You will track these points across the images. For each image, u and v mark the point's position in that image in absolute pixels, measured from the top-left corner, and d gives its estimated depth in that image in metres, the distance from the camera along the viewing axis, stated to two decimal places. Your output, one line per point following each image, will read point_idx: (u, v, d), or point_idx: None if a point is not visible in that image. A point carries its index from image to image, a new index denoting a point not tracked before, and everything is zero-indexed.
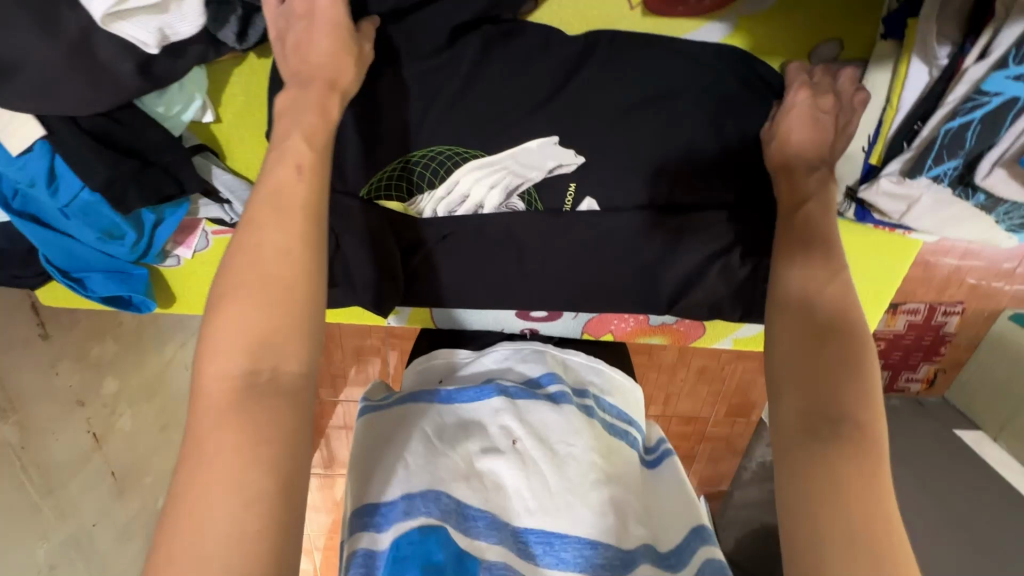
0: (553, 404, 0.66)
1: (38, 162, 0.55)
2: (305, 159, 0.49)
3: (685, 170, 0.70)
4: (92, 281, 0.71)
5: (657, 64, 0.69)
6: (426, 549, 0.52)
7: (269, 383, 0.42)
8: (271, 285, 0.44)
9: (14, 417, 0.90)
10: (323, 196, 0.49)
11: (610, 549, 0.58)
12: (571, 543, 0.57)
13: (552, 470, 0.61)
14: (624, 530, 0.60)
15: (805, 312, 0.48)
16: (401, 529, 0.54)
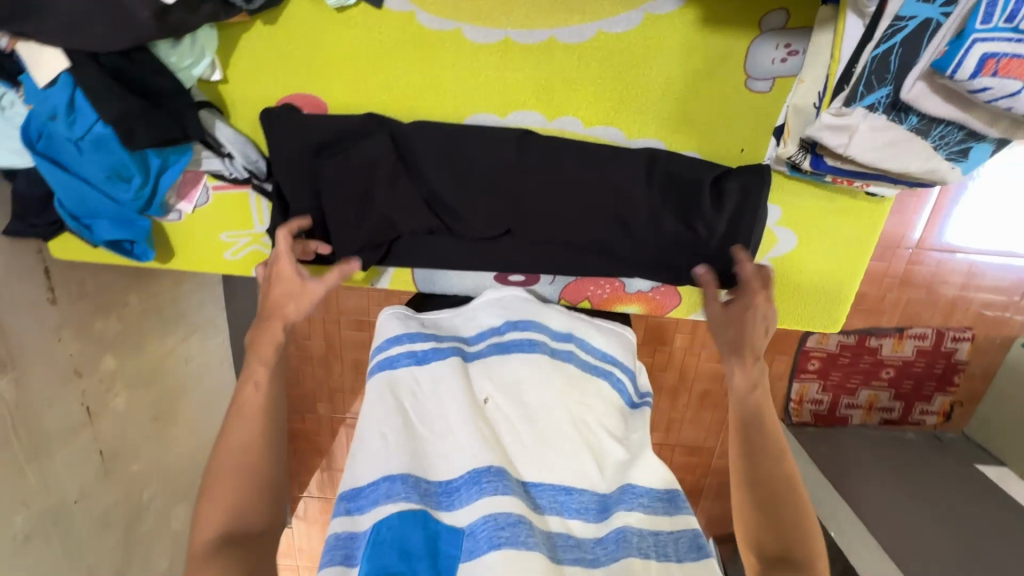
0: (524, 357, 0.77)
1: (61, 94, 0.62)
2: (261, 376, 0.70)
3: (651, 133, 0.76)
4: (99, 227, 0.77)
5: (618, 37, 0.71)
6: (403, 533, 0.65)
7: (242, 533, 0.63)
8: (240, 469, 0.65)
9: (11, 372, 0.94)
10: (276, 397, 0.71)
11: (585, 495, 0.73)
12: (547, 490, 0.72)
13: (524, 426, 0.74)
14: (597, 472, 0.74)
15: (765, 478, 0.73)
16: (381, 513, 0.66)
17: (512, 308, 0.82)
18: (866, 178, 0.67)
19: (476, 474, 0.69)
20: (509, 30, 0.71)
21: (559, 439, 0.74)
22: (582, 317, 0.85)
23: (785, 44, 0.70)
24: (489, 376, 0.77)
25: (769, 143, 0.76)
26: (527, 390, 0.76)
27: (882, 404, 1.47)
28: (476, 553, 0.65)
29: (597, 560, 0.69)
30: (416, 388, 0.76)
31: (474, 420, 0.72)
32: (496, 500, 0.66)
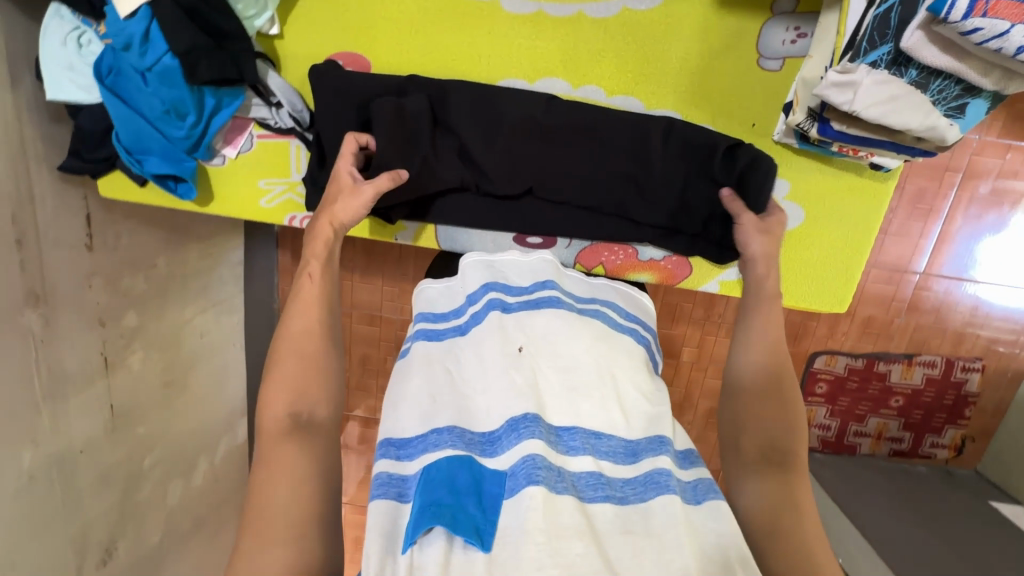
0: (552, 311, 0.77)
1: (138, 24, 0.70)
2: (314, 271, 0.77)
3: (666, 105, 0.82)
4: (149, 161, 0.82)
5: (641, 13, 0.78)
6: (452, 473, 0.63)
7: (308, 420, 0.70)
8: (299, 357, 0.73)
9: (43, 307, 0.97)
10: (331, 291, 0.78)
11: (614, 440, 0.69)
12: (580, 433, 0.68)
13: (555, 375, 0.72)
14: (623, 419, 0.71)
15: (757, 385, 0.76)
16: (429, 460, 0.65)
17: (539, 271, 0.83)
18: (872, 146, 0.70)
19: (514, 420, 0.66)
20: (542, 3, 0.78)
21: (588, 387, 0.71)
22: (610, 282, 0.87)
23: (795, 26, 0.76)
24: (517, 326, 0.76)
25: (778, 118, 0.81)
26: (558, 343, 0.74)
27: (890, 433, 1.78)
28: (518, 489, 0.60)
29: (630, 499, 0.65)
30: (456, 351, 0.77)
31: (510, 372, 0.70)
32: (526, 441, 0.63)
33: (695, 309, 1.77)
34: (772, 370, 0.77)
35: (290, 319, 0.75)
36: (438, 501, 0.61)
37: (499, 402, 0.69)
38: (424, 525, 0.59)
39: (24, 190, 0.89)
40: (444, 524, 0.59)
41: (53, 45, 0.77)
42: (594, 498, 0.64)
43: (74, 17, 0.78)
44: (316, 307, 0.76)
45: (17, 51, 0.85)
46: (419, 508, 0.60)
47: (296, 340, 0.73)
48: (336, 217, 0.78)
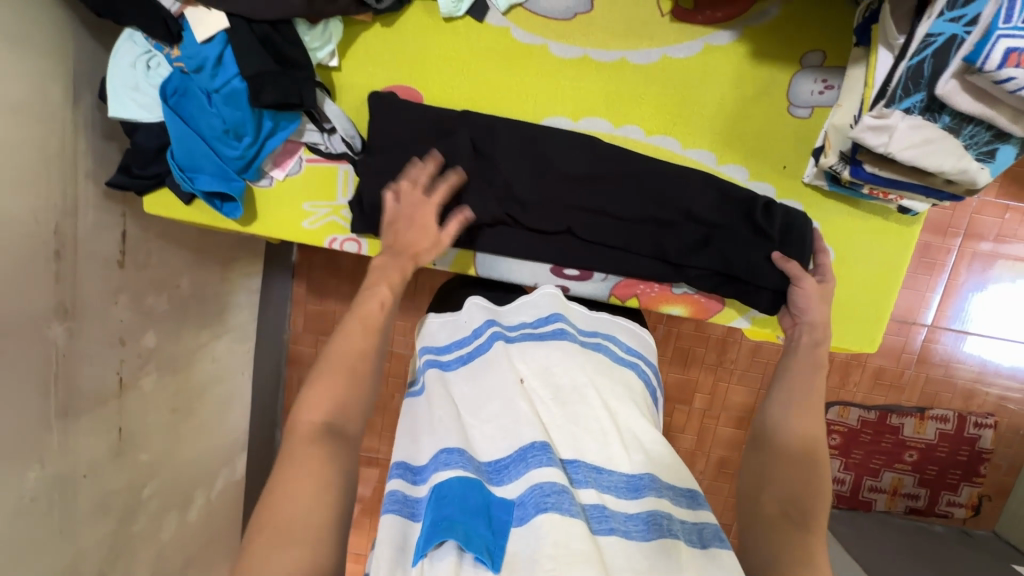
0: (552, 344, 0.77)
1: (214, 48, 0.75)
2: (385, 297, 0.77)
3: (703, 149, 0.86)
4: (200, 179, 0.85)
5: (680, 62, 0.84)
6: (461, 493, 0.62)
7: (343, 438, 0.67)
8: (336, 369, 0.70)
9: (69, 321, 0.96)
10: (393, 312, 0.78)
11: (615, 475, 0.67)
12: (583, 466, 0.67)
13: (557, 407, 0.71)
14: (624, 454, 0.68)
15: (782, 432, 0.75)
16: (440, 478, 0.64)
17: (543, 306, 0.85)
18: (901, 188, 0.74)
19: (522, 450, 0.65)
20: (588, 48, 0.84)
21: (592, 419, 0.70)
22: (610, 318, 0.90)
23: (822, 79, 0.82)
24: (520, 357, 0.77)
25: (807, 162, 0.85)
26: (559, 375, 0.74)
27: (905, 489, 1.77)
28: (527, 517, 0.60)
29: (636, 534, 0.62)
30: (467, 377, 0.77)
31: (516, 401, 0.70)
32: (533, 470, 0.63)
33: (707, 354, 1.78)
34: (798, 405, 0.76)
35: (344, 336, 0.73)
36: (449, 516, 0.59)
37: (507, 429, 0.69)
38: (435, 538, 0.58)
39: (69, 202, 0.91)
40: (456, 538, 0.57)
41: (123, 66, 0.81)
42: (597, 529, 0.61)
43: (145, 41, 0.81)
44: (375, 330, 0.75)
45: (83, 71, 0.89)
46: (429, 524, 0.59)
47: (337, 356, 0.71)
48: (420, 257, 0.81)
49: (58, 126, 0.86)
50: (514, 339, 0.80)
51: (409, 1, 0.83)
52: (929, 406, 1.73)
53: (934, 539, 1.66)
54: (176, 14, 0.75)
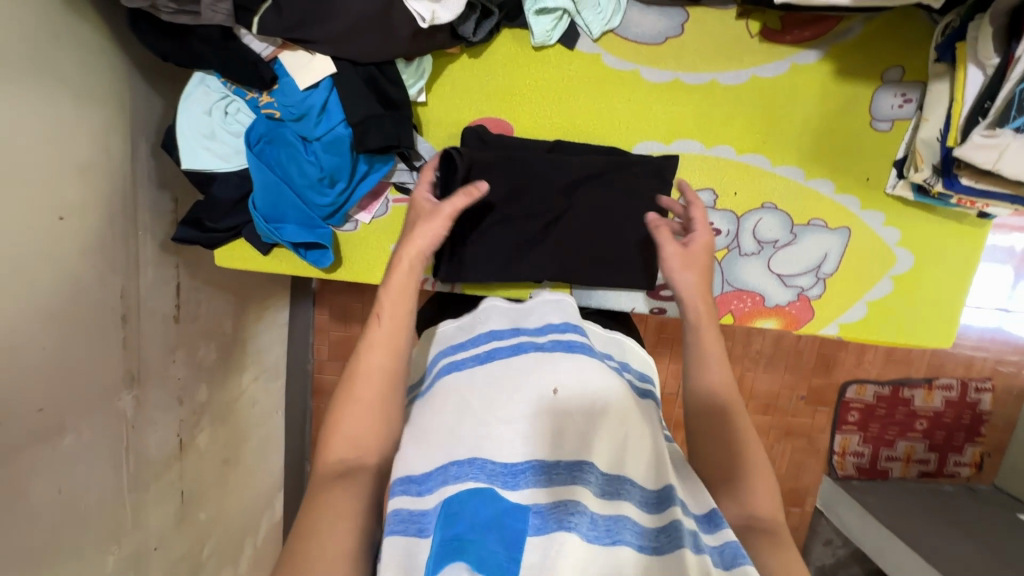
0: (580, 356, 0.65)
1: (320, 95, 0.71)
2: (381, 308, 0.70)
3: (790, 163, 0.88)
4: (287, 229, 0.80)
5: (766, 81, 0.85)
6: (474, 507, 0.53)
7: None
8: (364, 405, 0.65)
9: (135, 389, 0.89)
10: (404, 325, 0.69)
11: (642, 490, 0.59)
12: (610, 478, 0.58)
13: (593, 416, 0.60)
14: (643, 470, 0.60)
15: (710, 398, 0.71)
16: (447, 493, 0.55)
17: (569, 312, 0.72)
18: (991, 198, 0.78)
19: (544, 464, 0.57)
20: (678, 72, 0.84)
21: (626, 439, 0.60)
22: (620, 339, 0.78)
23: (902, 93, 0.85)
24: (549, 361, 0.63)
25: (889, 173, 0.88)
26: (593, 389, 0.61)
27: (918, 455, 1.88)
28: (546, 529, 0.52)
29: (664, 548, 0.54)
30: (480, 377, 0.64)
31: (542, 416, 0.59)
32: (558, 486, 0.55)
33: (734, 346, 1.81)
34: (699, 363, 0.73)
35: (367, 353, 0.67)
36: (459, 535, 0.51)
37: (529, 436, 0.58)
38: (443, 561, 0.50)
39: (131, 262, 0.83)
40: (466, 561, 0.49)
41: (197, 114, 0.75)
42: (599, 541, 0.53)
43: (221, 86, 0.75)
44: (391, 354, 0.68)
45: (140, 119, 0.81)
46: (437, 543, 0.51)
47: (370, 381, 0.66)
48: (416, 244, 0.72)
49: (119, 182, 0.78)
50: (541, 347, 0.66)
51: (497, 31, 0.80)
52: (933, 375, 1.84)
53: (951, 501, 1.77)
54: (268, 58, 0.69)
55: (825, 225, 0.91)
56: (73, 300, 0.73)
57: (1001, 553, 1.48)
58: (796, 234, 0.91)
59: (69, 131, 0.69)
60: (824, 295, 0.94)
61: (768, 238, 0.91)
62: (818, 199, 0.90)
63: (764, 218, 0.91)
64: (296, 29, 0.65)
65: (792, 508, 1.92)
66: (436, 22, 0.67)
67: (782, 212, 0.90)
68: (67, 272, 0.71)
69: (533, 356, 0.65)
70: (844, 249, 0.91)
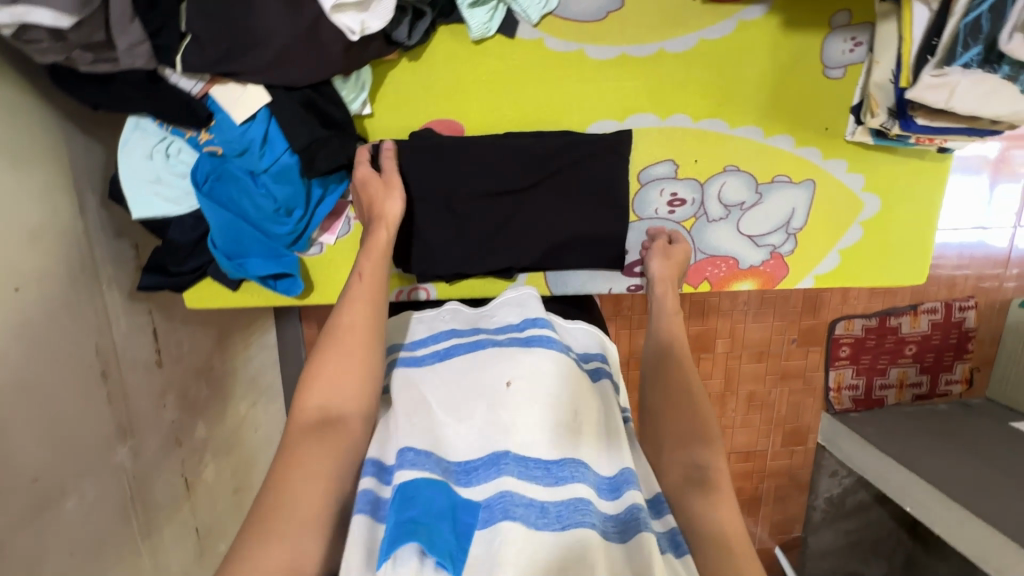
0: (541, 350, 0.66)
1: (259, 126, 0.69)
2: (365, 269, 0.71)
3: (748, 123, 0.87)
4: (252, 263, 0.78)
5: (714, 43, 0.83)
6: (429, 496, 0.54)
7: None
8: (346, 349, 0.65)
9: (130, 441, 0.89)
10: (382, 290, 0.70)
11: (600, 475, 0.60)
12: (567, 465, 0.58)
13: (545, 407, 0.61)
14: (597, 453, 0.62)
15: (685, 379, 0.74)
16: (402, 478, 0.55)
17: (529, 308, 0.74)
18: (948, 134, 0.78)
19: (496, 454, 0.58)
20: (624, 47, 0.82)
21: (580, 424, 0.62)
22: (595, 332, 0.77)
23: (851, 36, 0.83)
24: (506, 360, 0.66)
25: (848, 120, 0.88)
26: (547, 379, 0.63)
27: (910, 379, 1.88)
28: (492, 520, 0.53)
29: (614, 538, 0.55)
30: (441, 376, 0.67)
31: (496, 410, 0.61)
32: (505, 476, 0.56)
33: (722, 301, 1.73)
34: (660, 317, 0.84)
35: (349, 309, 0.67)
36: (415, 519, 0.52)
37: (484, 430, 0.61)
38: (398, 541, 0.50)
39: (101, 316, 0.82)
40: (419, 542, 0.50)
41: (138, 160, 0.72)
42: (549, 528, 0.53)
43: (159, 128, 0.73)
44: (371, 308, 0.68)
45: (82, 171, 0.78)
46: (392, 525, 0.51)
47: (353, 332, 0.66)
48: (387, 218, 0.74)
49: (74, 240, 0.77)
50: (501, 346, 0.69)
51: (433, 29, 0.77)
52: (913, 303, 1.77)
53: (955, 417, 1.78)
54: (199, 95, 0.67)
55: (789, 180, 0.90)
56: (49, 367, 0.72)
57: (998, 465, 1.52)
58: (761, 193, 0.91)
59: (13, 201, 0.67)
60: (797, 249, 0.94)
61: (735, 201, 0.91)
62: (780, 155, 0.89)
63: (728, 181, 0.90)
64: (224, 61, 0.63)
65: (796, 446, 1.91)
66: (367, 33, 0.65)
67: (745, 173, 0.90)
68: (38, 341, 0.70)
69: (490, 354, 0.68)
70: (811, 203, 0.92)
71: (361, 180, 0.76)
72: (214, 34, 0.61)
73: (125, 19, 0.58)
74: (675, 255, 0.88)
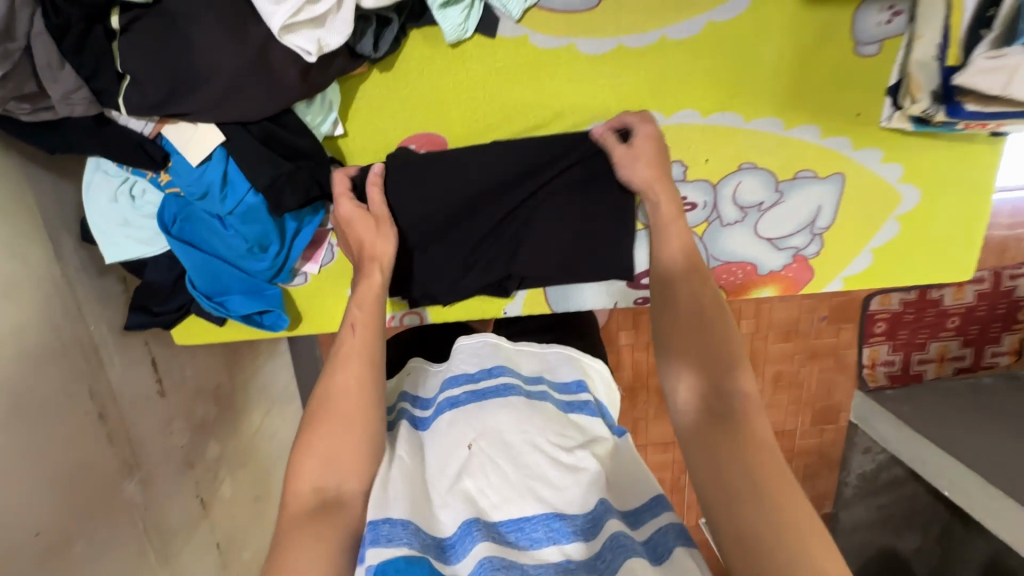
0: (500, 404, 0.61)
1: (216, 167, 0.65)
2: (356, 319, 0.64)
3: (767, 114, 0.77)
4: (233, 302, 0.75)
5: (725, 25, 0.72)
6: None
7: None
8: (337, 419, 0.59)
9: (138, 474, 0.89)
10: (376, 343, 0.64)
11: (576, 515, 0.55)
12: (541, 520, 0.54)
13: (507, 463, 0.57)
14: (578, 493, 0.56)
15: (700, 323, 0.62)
16: (378, 558, 0.49)
17: (485, 355, 0.68)
18: (1002, 119, 0.66)
19: (467, 523, 0.53)
20: (621, 37, 0.72)
21: (545, 471, 0.57)
22: (567, 352, 0.71)
23: (890, 5, 0.71)
24: (466, 420, 0.60)
25: (884, 103, 0.76)
26: (507, 431, 0.59)
27: (952, 353, 1.67)
28: None
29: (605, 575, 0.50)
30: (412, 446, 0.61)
31: (462, 479, 0.57)
32: (479, 544, 0.51)
33: None
34: (660, 232, 0.70)
35: (342, 370, 0.62)
36: None
37: (461, 499, 0.56)
38: None
39: (92, 358, 0.81)
40: None
41: (101, 203, 0.69)
42: None
43: (119, 169, 0.69)
44: (362, 361, 0.62)
45: (54, 215, 0.76)
46: None
47: (348, 401, 0.60)
48: (379, 256, 0.69)
49: (54, 287, 0.75)
50: (460, 403, 0.63)
51: (403, 36, 0.69)
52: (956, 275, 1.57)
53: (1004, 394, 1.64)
54: (151, 135, 0.63)
55: (814, 175, 0.81)
56: (44, 420, 0.72)
57: None
58: (782, 190, 0.81)
59: None
60: (822, 251, 0.86)
61: (752, 202, 0.82)
62: (803, 149, 0.79)
63: (744, 181, 0.81)
64: (168, 102, 0.58)
65: (826, 425, 1.73)
66: (326, 50, 0.59)
67: (763, 170, 0.80)
68: (28, 398, 0.70)
69: (444, 420, 0.62)
70: (839, 200, 0.82)
71: (348, 219, 0.69)
72: (153, 73, 0.56)
73: (54, 66, 0.54)
74: (643, 152, 0.72)
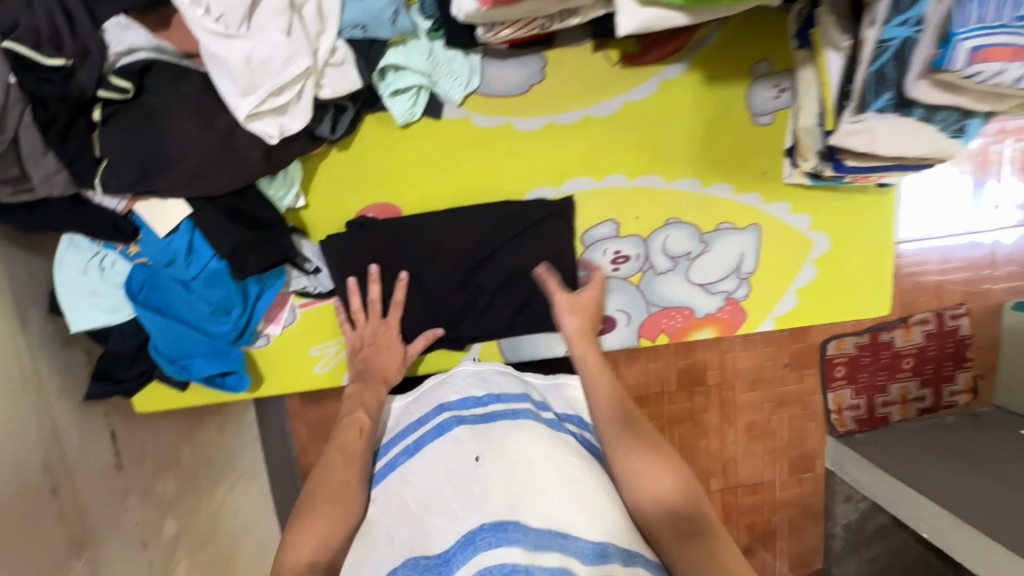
0: (510, 424, 0.64)
1: (182, 237, 0.72)
2: (364, 424, 0.71)
3: (685, 174, 0.88)
4: (194, 365, 0.77)
5: (637, 103, 0.84)
6: None
7: None
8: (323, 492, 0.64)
9: (86, 553, 0.86)
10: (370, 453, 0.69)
11: (582, 539, 0.53)
12: (548, 532, 0.53)
13: (513, 477, 0.58)
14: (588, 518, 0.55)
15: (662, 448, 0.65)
16: None
17: (492, 381, 0.72)
18: (879, 171, 0.77)
19: (470, 533, 0.53)
20: (551, 115, 0.83)
21: (552, 490, 0.57)
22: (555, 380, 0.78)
23: (776, 84, 0.84)
24: (476, 437, 0.63)
25: (784, 162, 0.88)
26: (518, 449, 0.61)
27: (912, 395, 1.47)
28: None
29: None
30: (415, 468, 0.64)
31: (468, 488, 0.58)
32: (483, 555, 0.51)
33: None
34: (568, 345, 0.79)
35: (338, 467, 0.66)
36: None
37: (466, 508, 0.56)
38: None
39: (48, 430, 0.81)
40: None
41: (72, 275, 0.73)
42: None
43: (91, 244, 0.74)
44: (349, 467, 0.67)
45: (25, 291, 0.81)
46: None
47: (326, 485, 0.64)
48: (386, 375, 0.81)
49: (21, 359, 0.78)
50: (469, 422, 0.66)
51: (359, 121, 0.80)
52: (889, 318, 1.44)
53: None
54: (124, 212, 0.70)
55: (734, 227, 0.90)
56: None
57: None
58: (706, 241, 0.90)
59: None
60: (751, 293, 0.93)
61: (681, 252, 0.91)
62: (719, 204, 0.89)
63: (672, 234, 0.90)
64: (142, 181, 0.65)
65: (804, 474, 1.52)
66: (287, 133, 0.67)
67: (687, 224, 0.90)
68: None
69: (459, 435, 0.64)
70: (759, 246, 0.91)
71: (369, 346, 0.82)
72: (127, 158, 0.64)
73: (38, 153, 0.62)
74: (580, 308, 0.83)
